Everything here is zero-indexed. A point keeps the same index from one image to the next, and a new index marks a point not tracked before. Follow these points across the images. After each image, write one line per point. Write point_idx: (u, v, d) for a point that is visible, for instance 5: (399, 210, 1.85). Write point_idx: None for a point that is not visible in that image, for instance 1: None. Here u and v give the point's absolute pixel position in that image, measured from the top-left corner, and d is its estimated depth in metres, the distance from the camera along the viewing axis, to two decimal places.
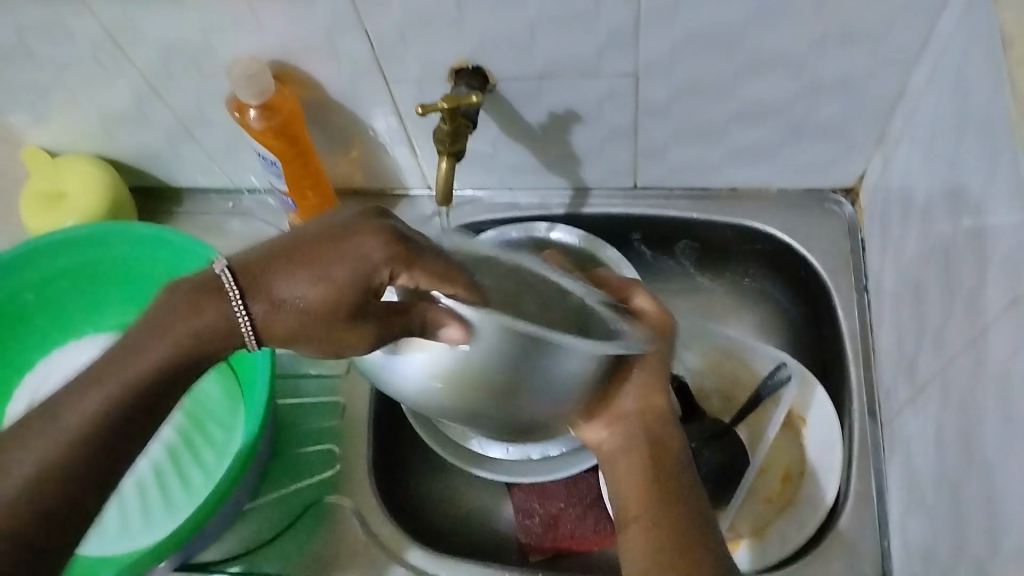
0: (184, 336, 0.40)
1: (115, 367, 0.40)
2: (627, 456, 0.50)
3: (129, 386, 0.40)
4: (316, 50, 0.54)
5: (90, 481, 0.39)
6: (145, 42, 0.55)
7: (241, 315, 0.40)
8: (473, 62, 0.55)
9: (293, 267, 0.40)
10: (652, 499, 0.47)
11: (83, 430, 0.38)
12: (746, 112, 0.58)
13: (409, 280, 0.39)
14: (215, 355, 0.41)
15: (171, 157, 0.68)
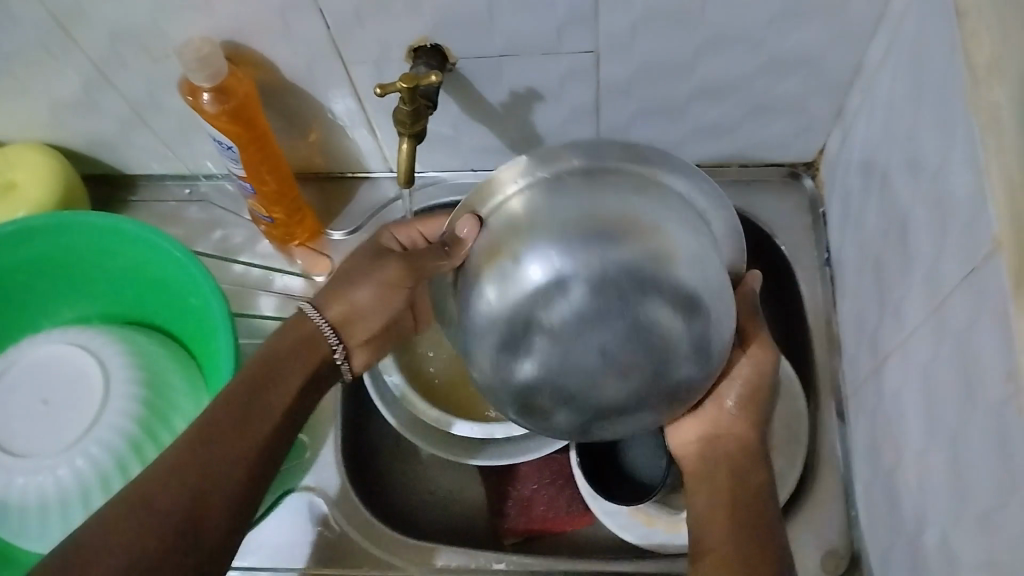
0: (260, 368, 0.51)
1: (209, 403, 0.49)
2: (710, 487, 0.49)
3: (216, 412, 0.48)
4: (271, 32, 0.53)
5: (189, 488, 0.45)
6: (92, 26, 0.53)
7: (324, 328, 0.54)
8: (431, 41, 0.54)
9: (343, 282, 0.54)
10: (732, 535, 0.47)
11: (187, 450, 0.46)
12: (707, 88, 0.58)
13: (404, 236, 0.56)
14: (294, 380, 0.52)
15: (125, 144, 0.67)
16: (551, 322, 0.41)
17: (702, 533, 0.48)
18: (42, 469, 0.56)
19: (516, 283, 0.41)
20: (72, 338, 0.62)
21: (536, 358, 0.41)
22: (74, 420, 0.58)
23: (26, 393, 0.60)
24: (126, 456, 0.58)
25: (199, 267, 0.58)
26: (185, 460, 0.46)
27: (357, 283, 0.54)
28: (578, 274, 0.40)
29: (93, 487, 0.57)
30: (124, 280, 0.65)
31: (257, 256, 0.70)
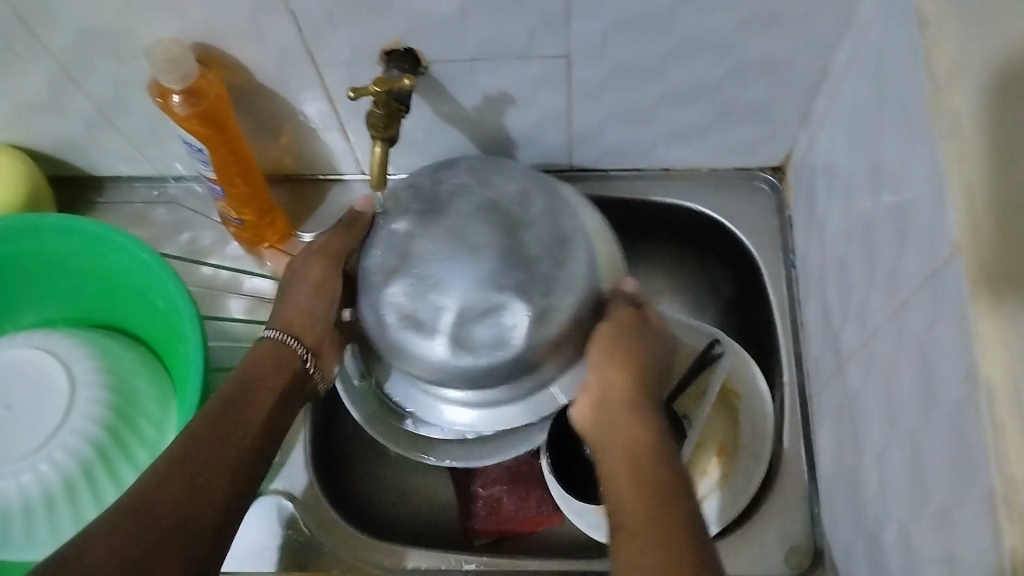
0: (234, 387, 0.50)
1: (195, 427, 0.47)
2: (613, 456, 0.47)
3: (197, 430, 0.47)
4: (242, 34, 0.53)
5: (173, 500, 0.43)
6: (58, 26, 0.52)
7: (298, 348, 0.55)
8: (404, 44, 0.54)
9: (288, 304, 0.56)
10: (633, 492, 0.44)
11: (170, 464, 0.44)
12: (676, 94, 0.59)
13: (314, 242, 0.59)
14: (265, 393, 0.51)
15: (91, 145, 0.66)
16: (487, 320, 0.51)
17: (611, 499, 0.45)
18: (5, 476, 0.56)
19: (435, 319, 0.51)
20: (37, 343, 0.61)
21: (492, 331, 0.51)
22: (39, 426, 0.57)
23: None
24: (92, 462, 0.57)
25: (166, 269, 0.57)
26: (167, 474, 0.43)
27: (289, 294, 0.57)
28: (474, 266, 0.51)
29: (58, 494, 0.56)
30: (90, 283, 0.64)
31: (227, 259, 0.69)
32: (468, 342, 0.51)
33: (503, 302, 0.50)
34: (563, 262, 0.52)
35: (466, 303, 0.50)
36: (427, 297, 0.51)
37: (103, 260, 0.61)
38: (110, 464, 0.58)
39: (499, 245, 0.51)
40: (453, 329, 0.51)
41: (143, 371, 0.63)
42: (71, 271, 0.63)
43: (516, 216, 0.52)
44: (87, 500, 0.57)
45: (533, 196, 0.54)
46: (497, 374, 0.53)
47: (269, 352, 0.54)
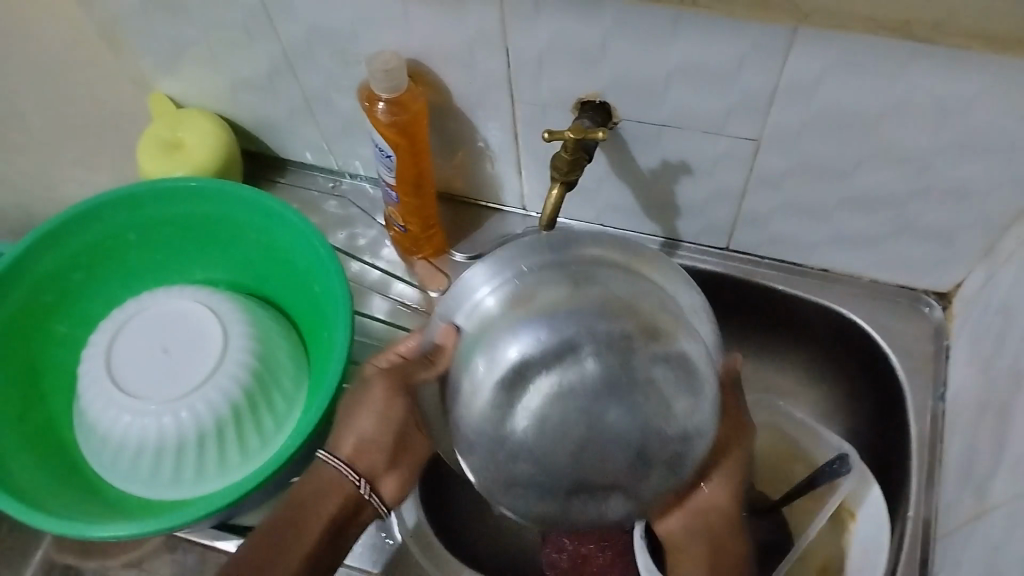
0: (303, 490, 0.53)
1: (277, 516, 0.53)
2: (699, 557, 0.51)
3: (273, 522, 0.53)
4: (451, 57, 0.56)
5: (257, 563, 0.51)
6: (293, 20, 0.56)
7: (345, 473, 0.53)
8: (601, 97, 0.55)
9: (350, 412, 0.53)
10: (689, 529, 0.51)
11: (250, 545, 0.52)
12: (856, 198, 0.58)
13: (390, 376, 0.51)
14: (325, 502, 0.53)
15: (286, 130, 0.70)
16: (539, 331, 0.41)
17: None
18: (148, 413, 0.59)
19: (525, 355, 0.41)
20: (201, 297, 0.65)
21: (571, 389, 0.40)
22: (186, 375, 0.61)
23: (148, 339, 0.63)
24: (225, 418, 0.60)
25: (333, 260, 0.60)
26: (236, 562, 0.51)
27: (353, 416, 0.52)
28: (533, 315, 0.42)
29: (188, 442, 0.60)
30: (260, 257, 0.69)
31: (380, 259, 0.72)
32: (502, 357, 0.41)
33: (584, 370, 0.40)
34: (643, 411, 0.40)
35: (547, 482, 0.40)
36: (512, 338, 0.42)
37: (276, 234, 0.65)
38: (241, 425, 0.61)
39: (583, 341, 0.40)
40: (505, 393, 0.41)
41: (287, 349, 0.66)
42: (246, 242, 0.68)
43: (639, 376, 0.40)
44: (212, 454, 0.61)
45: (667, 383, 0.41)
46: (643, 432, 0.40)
47: (331, 485, 0.53)
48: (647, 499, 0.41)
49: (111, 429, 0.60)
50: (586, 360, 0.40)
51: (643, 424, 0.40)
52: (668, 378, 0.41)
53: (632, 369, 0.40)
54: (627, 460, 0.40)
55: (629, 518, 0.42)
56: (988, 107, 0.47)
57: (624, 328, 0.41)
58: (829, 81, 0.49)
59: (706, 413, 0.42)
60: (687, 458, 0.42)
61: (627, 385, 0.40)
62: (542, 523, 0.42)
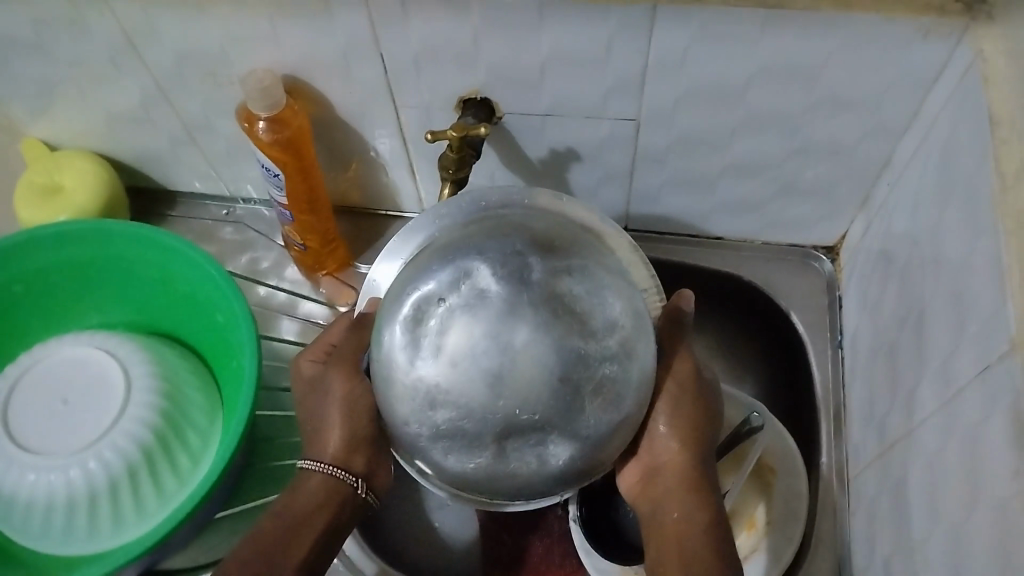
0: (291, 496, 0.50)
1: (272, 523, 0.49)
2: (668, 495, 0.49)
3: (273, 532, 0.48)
4: (329, 70, 0.55)
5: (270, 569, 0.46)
6: (162, 48, 0.55)
7: (330, 470, 0.51)
8: (482, 94, 0.56)
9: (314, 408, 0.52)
10: (641, 481, 0.51)
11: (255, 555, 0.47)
12: (737, 165, 0.60)
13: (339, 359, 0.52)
14: (315, 501, 0.50)
15: (171, 161, 0.68)
16: (445, 273, 0.41)
17: (652, 527, 0.49)
18: (56, 468, 0.57)
19: (435, 301, 0.40)
20: (98, 342, 0.63)
21: (482, 318, 0.39)
22: (91, 423, 0.59)
23: (47, 390, 0.61)
24: (136, 465, 0.59)
25: (232, 286, 0.59)
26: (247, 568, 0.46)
27: (324, 418, 0.52)
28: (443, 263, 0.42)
29: (101, 490, 0.58)
30: (159, 294, 0.67)
31: (285, 281, 0.71)
32: (417, 312, 0.41)
33: (487, 293, 0.40)
34: (570, 323, 0.40)
35: (472, 430, 0.39)
36: (421, 292, 0.41)
37: (172, 269, 0.64)
38: (153, 468, 0.59)
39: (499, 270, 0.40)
40: (413, 345, 0.40)
41: (197, 384, 0.65)
42: (141, 281, 0.66)
43: (564, 304, 0.40)
44: (128, 500, 0.59)
45: (600, 291, 0.41)
46: (563, 349, 0.39)
47: (320, 488, 0.50)
48: (586, 436, 0.40)
49: (16, 491, 0.58)
50: (484, 286, 0.40)
51: (558, 342, 0.39)
52: (575, 291, 0.40)
53: (538, 290, 0.40)
54: (550, 388, 0.39)
55: (574, 466, 0.41)
56: (843, 65, 0.50)
57: (519, 247, 0.42)
58: (695, 56, 0.51)
59: (627, 340, 0.41)
60: (617, 385, 0.41)
61: (539, 302, 0.39)
62: (471, 488, 0.42)
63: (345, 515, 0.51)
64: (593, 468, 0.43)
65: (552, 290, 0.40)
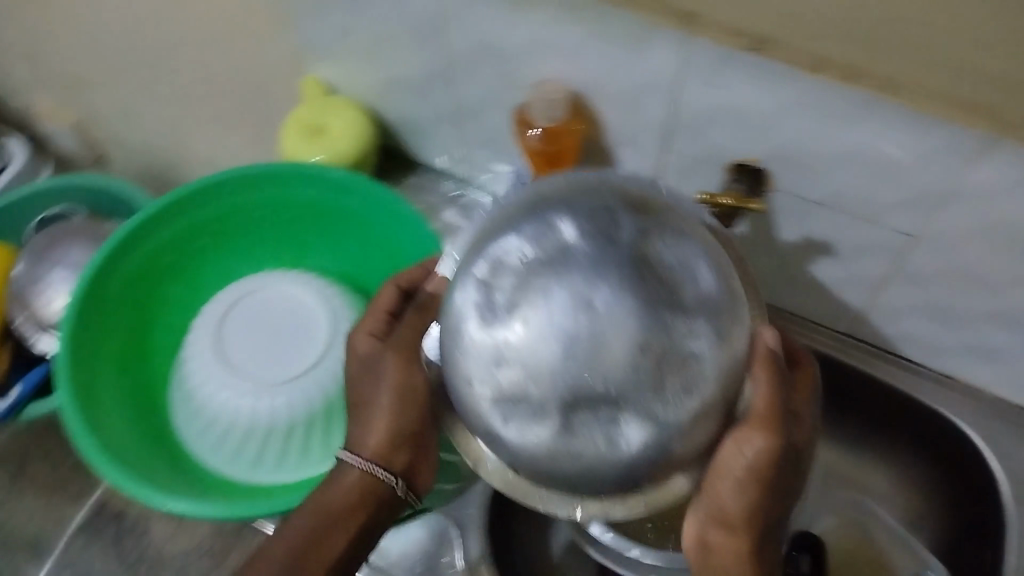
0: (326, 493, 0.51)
1: (306, 516, 0.50)
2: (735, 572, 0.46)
3: (305, 533, 0.50)
4: (616, 98, 0.54)
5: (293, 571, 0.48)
6: (465, 32, 0.56)
7: (370, 467, 0.51)
8: (760, 163, 0.53)
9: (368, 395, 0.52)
10: (700, 547, 0.47)
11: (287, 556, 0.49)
12: (1003, 315, 0.55)
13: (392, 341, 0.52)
14: (346, 503, 0.50)
15: (427, 133, 0.70)
16: (518, 220, 0.38)
17: None
18: (247, 392, 0.62)
19: (513, 253, 0.37)
20: (314, 287, 0.67)
21: (577, 278, 0.35)
22: (286, 362, 0.63)
23: (257, 317, 0.66)
24: (317, 415, 0.63)
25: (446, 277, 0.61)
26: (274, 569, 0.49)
27: (372, 403, 0.52)
28: (524, 215, 0.39)
29: (279, 427, 0.62)
30: (372, 253, 0.68)
31: None
32: (497, 267, 0.37)
33: (574, 244, 0.36)
34: (678, 299, 0.36)
35: (537, 395, 0.36)
36: (494, 244, 0.38)
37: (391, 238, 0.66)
38: (330, 421, 0.63)
39: (584, 224, 0.37)
40: (485, 302, 0.37)
41: None
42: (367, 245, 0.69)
43: (659, 272, 0.36)
44: (297, 443, 0.63)
45: (692, 252, 0.38)
46: (639, 306, 0.35)
47: (360, 483, 0.51)
48: (663, 422, 0.36)
49: (209, 399, 0.64)
50: (562, 231, 0.37)
51: (643, 304, 0.35)
52: (663, 257, 0.36)
53: (622, 250, 0.36)
54: (632, 362, 0.35)
55: (645, 459, 0.37)
56: None
57: (608, 205, 0.38)
58: (1012, 197, 0.46)
59: (716, 312, 0.37)
60: (699, 367, 0.36)
61: (624, 261, 0.36)
62: (529, 468, 0.38)
63: (385, 517, 0.52)
64: (662, 472, 0.38)
65: (643, 246, 0.36)
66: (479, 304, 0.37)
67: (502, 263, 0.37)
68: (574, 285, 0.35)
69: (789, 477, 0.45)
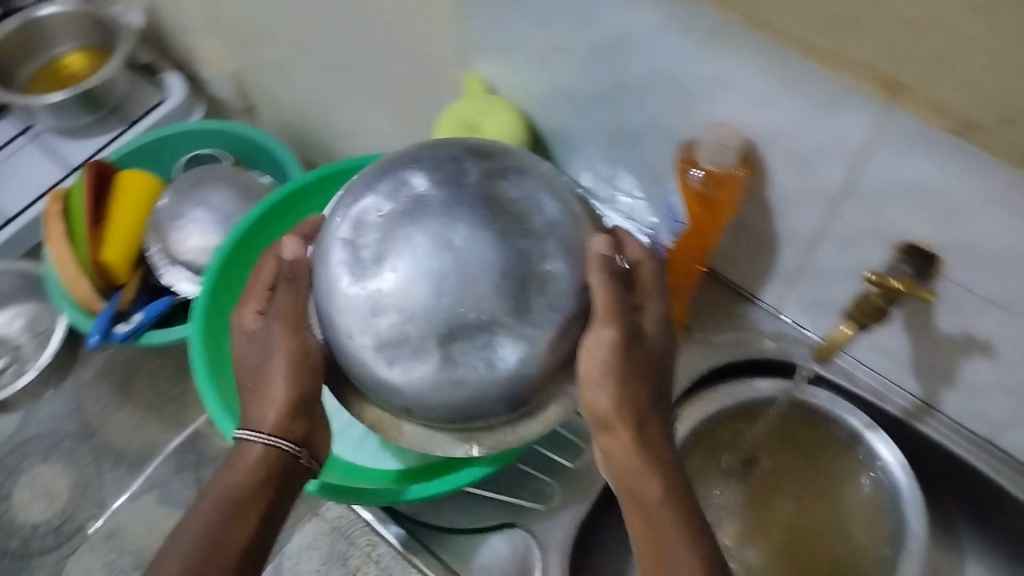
0: (229, 480, 0.52)
1: (212, 505, 0.51)
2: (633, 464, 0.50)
3: (209, 527, 0.50)
4: (788, 152, 0.52)
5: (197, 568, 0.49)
6: (644, 58, 0.55)
7: (280, 445, 0.53)
8: (933, 248, 0.49)
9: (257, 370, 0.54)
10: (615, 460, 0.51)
11: (188, 556, 0.49)
12: None
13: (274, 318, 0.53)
14: (245, 488, 0.52)
15: (580, 147, 0.69)
16: (384, 176, 0.49)
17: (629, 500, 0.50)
18: None
19: (377, 209, 0.47)
20: None
21: (469, 245, 0.45)
22: None
23: None
24: None
25: None
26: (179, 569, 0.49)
27: (270, 382, 0.53)
28: (383, 176, 0.49)
29: None
30: None
31: None
32: (360, 227, 0.47)
33: (420, 185, 0.47)
34: (530, 215, 0.47)
35: (415, 334, 0.45)
36: (361, 204, 0.48)
37: None
38: None
39: (441, 177, 0.47)
40: (360, 269, 0.46)
41: None
42: None
43: (519, 210, 0.47)
44: None
45: (541, 189, 0.49)
46: (490, 225, 0.45)
47: (262, 459, 0.53)
48: (531, 337, 0.46)
49: None
50: (418, 183, 0.47)
51: (499, 236, 0.45)
52: (509, 194, 0.47)
53: (471, 190, 0.46)
54: (495, 287, 0.45)
55: (523, 369, 0.47)
56: None
57: (454, 154, 0.49)
58: None
59: (563, 240, 0.47)
60: (557, 286, 0.47)
61: (482, 200, 0.46)
62: (420, 409, 0.49)
63: (285, 486, 0.54)
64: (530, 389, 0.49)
65: (504, 201, 0.47)
66: (354, 267, 0.46)
67: (353, 228, 0.47)
68: (423, 242, 0.45)
69: (641, 362, 0.50)
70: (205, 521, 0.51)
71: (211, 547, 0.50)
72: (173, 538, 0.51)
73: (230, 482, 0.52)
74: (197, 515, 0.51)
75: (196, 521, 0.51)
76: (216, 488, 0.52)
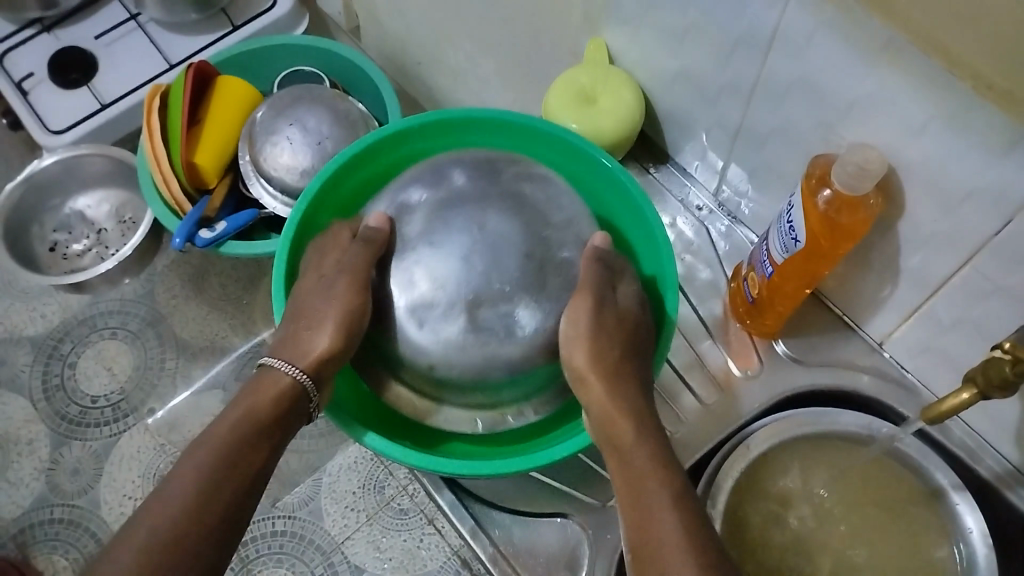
0: (249, 408, 0.56)
1: (237, 425, 0.54)
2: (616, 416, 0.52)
3: (225, 445, 0.53)
4: (933, 190, 0.48)
5: (214, 481, 0.51)
6: (793, 61, 0.50)
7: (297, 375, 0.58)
8: None
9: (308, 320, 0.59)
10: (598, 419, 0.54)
11: (207, 465, 0.52)
12: None
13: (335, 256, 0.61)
14: (265, 419, 0.56)
15: (697, 137, 0.66)
16: (433, 175, 0.60)
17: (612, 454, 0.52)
18: None
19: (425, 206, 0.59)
20: None
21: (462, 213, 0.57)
22: None
23: None
24: None
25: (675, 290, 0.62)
26: (193, 477, 0.51)
27: (318, 320, 0.59)
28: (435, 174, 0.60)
29: None
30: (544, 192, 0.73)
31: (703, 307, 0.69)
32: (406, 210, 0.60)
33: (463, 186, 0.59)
34: (547, 217, 0.58)
35: (445, 298, 0.56)
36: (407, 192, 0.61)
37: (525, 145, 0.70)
38: None
39: (485, 187, 0.59)
40: (419, 252, 0.57)
41: None
42: None
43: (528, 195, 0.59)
44: None
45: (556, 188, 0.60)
46: (525, 238, 0.56)
47: (287, 390, 0.57)
48: (546, 310, 0.56)
49: None
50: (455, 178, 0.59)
51: (522, 227, 0.57)
52: (533, 195, 0.59)
53: (500, 185, 0.59)
54: (519, 264, 0.56)
55: (536, 340, 0.56)
56: None
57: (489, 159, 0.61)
58: None
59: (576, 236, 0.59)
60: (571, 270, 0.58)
61: (503, 197, 0.58)
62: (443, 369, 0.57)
63: (294, 423, 0.58)
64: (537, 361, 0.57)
65: (519, 190, 0.59)
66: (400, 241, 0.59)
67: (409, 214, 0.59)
68: (474, 240, 0.56)
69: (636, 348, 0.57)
70: (226, 443, 0.53)
71: (233, 463, 0.52)
72: (193, 446, 0.53)
73: (250, 408, 0.56)
74: (219, 429, 0.54)
75: (222, 436, 0.53)
76: (237, 409, 0.56)
